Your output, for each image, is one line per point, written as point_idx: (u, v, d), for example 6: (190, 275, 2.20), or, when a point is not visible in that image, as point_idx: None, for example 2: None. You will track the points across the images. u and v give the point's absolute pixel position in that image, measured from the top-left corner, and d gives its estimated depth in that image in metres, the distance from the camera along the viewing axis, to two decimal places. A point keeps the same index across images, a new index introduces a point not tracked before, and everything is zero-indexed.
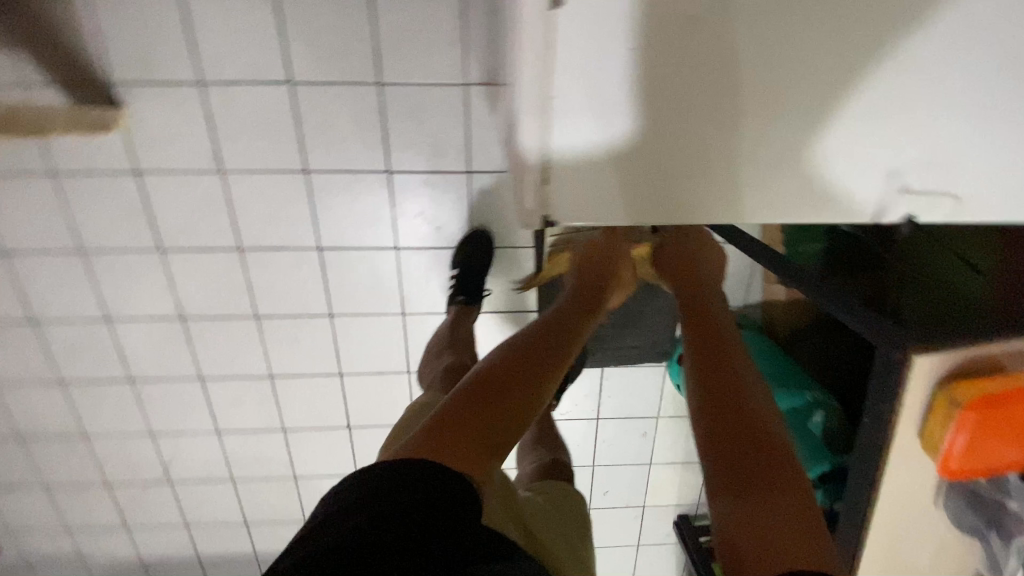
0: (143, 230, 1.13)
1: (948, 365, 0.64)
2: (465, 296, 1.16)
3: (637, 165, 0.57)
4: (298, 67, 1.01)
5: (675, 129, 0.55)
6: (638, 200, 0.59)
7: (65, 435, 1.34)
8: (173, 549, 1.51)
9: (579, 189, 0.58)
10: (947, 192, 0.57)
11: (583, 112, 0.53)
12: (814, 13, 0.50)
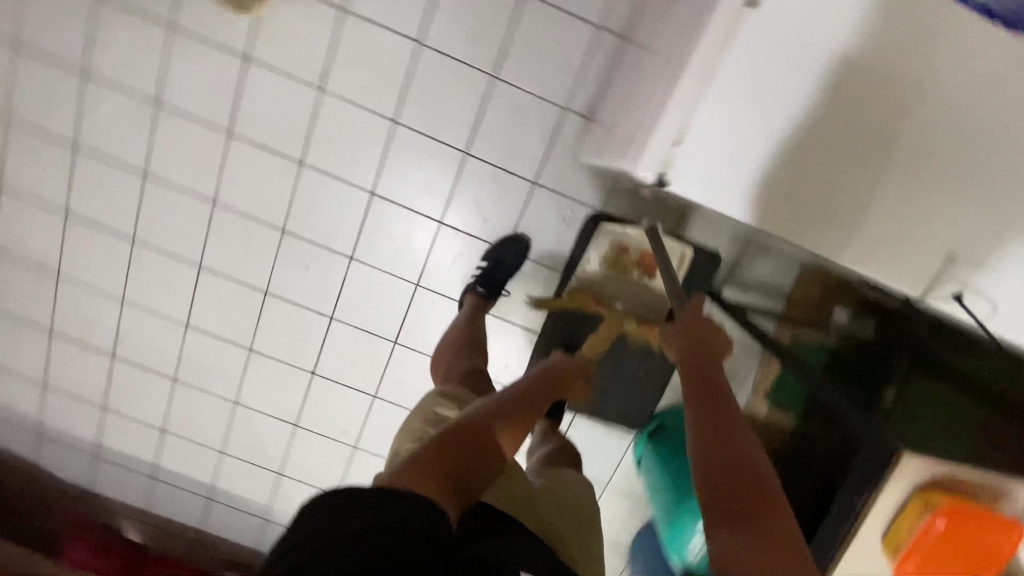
0: (222, 108, 1.17)
1: (926, 475, 0.79)
2: (483, 287, 1.21)
3: (773, 170, 0.70)
4: (432, 32, 1.09)
5: (820, 155, 0.68)
6: (758, 198, 0.71)
7: (37, 266, 1.30)
8: (78, 424, 1.43)
9: (710, 163, 0.69)
10: (986, 297, 0.74)
11: (739, 97, 0.66)
12: (968, 115, 0.66)
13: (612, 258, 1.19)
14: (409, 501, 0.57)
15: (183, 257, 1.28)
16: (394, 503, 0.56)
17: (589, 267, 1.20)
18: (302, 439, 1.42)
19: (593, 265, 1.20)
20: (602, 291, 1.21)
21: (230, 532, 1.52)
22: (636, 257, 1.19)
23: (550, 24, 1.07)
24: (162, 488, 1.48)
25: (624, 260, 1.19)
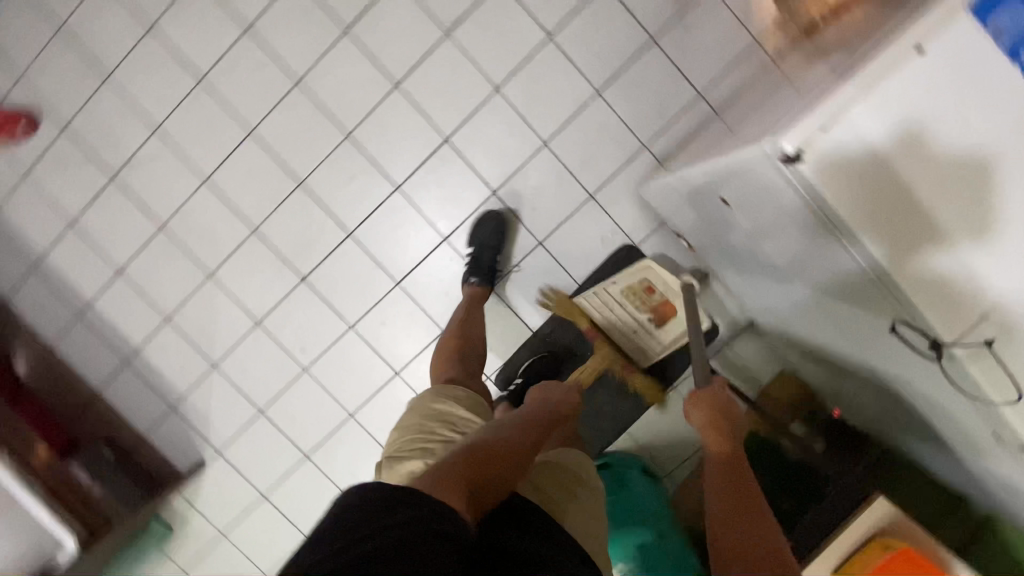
0: (351, 8, 1.23)
1: (893, 522, 0.97)
2: (478, 279, 1.25)
3: (887, 199, 0.63)
4: (565, 33, 1.20)
5: (941, 207, 0.62)
6: (861, 221, 0.64)
7: (93, 64, 1.27)
8: (39, 228, 1.33)
9: (836, 164, 0.63)
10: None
11: (891, 117, 0.61)
12: None
13: (640, 290, 1.25)
14: (430, 504, 0.57)
15: (239, 118, 1.27)
16: (415, 505, 0.56)
17: (615, 285, 1.25)
18: (257, 341, 1.35)
19: (620, 285, 1.25)
20: (612, 312, 1.26)
21: (127, 408, 1.38)
22: (660, 300, 1.24)
23: (663, 72, 1.21)
24: (83, 331, 1.36)
25: (648, 298, 1.25)
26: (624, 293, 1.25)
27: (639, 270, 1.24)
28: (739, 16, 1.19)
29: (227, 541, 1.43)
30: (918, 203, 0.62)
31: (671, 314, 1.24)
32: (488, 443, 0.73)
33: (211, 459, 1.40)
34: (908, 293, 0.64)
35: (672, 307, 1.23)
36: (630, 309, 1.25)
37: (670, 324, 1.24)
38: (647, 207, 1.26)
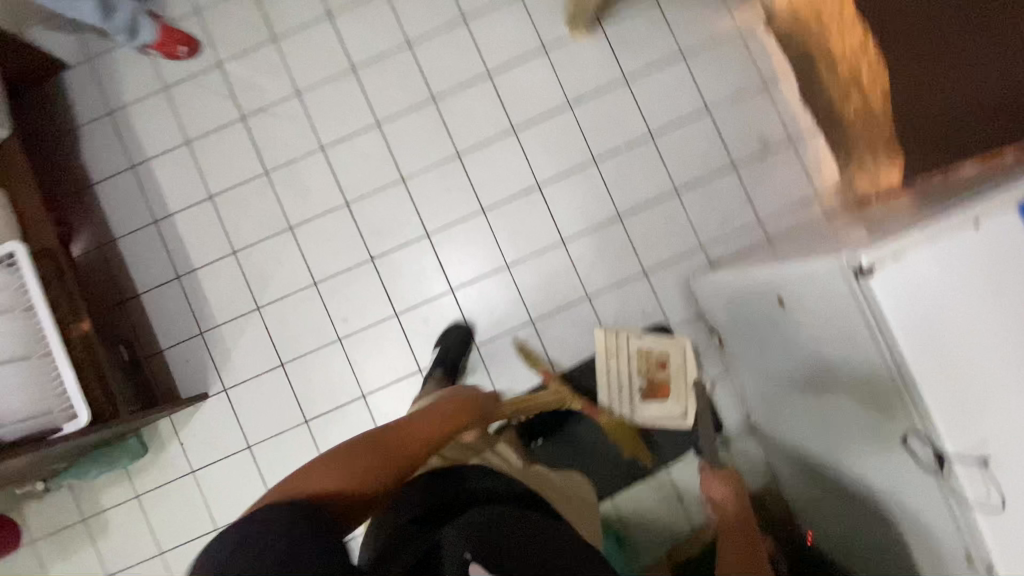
0: (499, 57, 1.43)
1: None
2: (443, 369, 1.35)
3: (940, 328, 0.68)
4: (666, 136, 1.40)
5: (985, 348, 0.68)
6: (911, 339, 0.69)
7: (268, 25, 1.45)
8: (160, 139, 1.46)
9: (904, 283, 0.69)
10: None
11: (962, 260, 0.68)
12: None
13: (657, 359, 1.38)
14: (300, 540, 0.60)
15: (372, 109, 1.44)
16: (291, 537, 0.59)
17: (640, 341, 1.38)
18: (306, 300, 1.43)
19: (644, 343, 1.38)
20: (621, 360, 1.38)
21: (156, 319, 1.42)
22: (663, 378, 1.38)
23: (735, 193, 1.39)
24: (150, 237, 1.43)
25: (658, 370, 1.38)
26: (643, 352, 1.38)
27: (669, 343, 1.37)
28: (808, 172, 1.41)
29: (192, 479, 1.41)
30: (968, 339, 0.68)
31: (662, 396, 1.37)
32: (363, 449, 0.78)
33: (213, 394, 1.42)
34: (935, 415, 0.70)
35: (670, 391, 1.37)
36: (637, 367, 1.38)
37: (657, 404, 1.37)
38: (691, 299, 1.38)
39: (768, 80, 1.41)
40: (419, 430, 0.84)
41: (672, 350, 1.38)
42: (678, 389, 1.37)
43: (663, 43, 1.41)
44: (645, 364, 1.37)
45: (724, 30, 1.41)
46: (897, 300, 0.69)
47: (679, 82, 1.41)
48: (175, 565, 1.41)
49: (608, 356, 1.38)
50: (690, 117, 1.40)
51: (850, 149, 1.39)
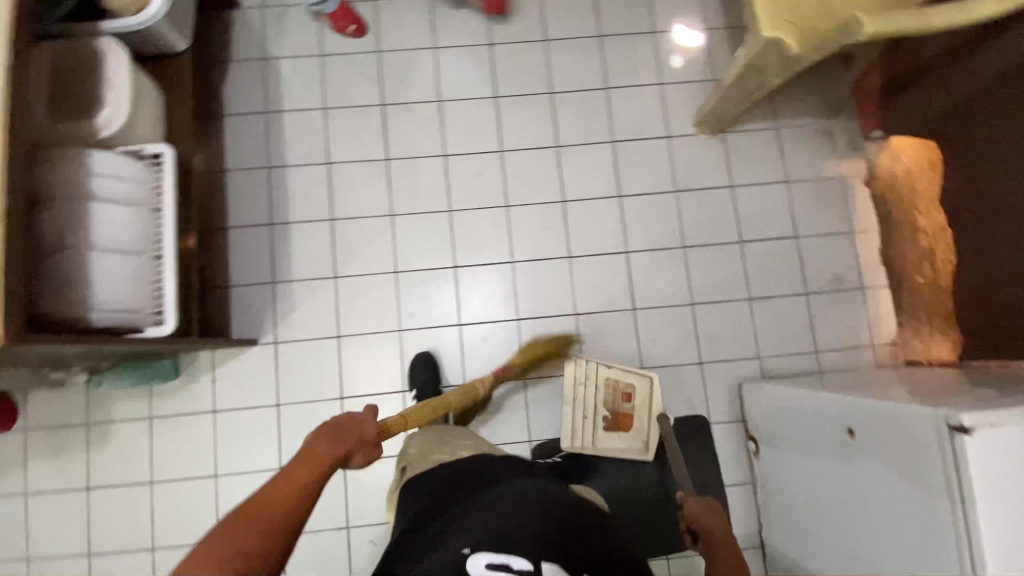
0: (627, 130, 1.55)
1: None
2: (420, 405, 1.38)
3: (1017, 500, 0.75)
4: (753, 247, 1.50)
5: None
6: (990, 501, 0.76)
7: (434, 34, 1.56)
8: (296, 93, 1.52)
9: (997, 449, 0.76)
10: None
11: None
12: None
13: (622, 391, 1.41)
14: None
15: (499, 137, 1.54)
16: None
17: (608, 371, 1.41)
18: (381, 284, 1.47)
19: (612, 374, 1.41)
20: (587, 389, 1.41)
21: (235, 255, 1.44)
22: (626, 411, 1.41)
23: (801, 318, 1.49)
24: (257, 178, 1.47)
25: (622, 402, 1.41)
26: (609, 382, 1.41)
27: (637, 376, 1.40)
28: (868, 321, 1.51)
29: (210, 419, 1.40)
30: None
31: (623, 428, 1.41)
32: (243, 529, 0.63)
33: (262, 343, 1.43)
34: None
35: (631, 424, 1.41)
36: (603, 397, 1.41)
37: (617, 435, 1.41)
38: (735, 401, 1.44)
39: (855, 229, 1.54)
40: (285, 479, 0.70)
41: (639, 384, 1.41)
42: (640, 423, 1.41)
43: (773, 167, 1.54)
44: (610, 394, 1.40)
45: (829, 174, 1.55)
46: (986, 462, 0.76)
47: (779, 205, 1.52)
48: (162, 497, 1.38)
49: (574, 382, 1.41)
50: (780, 238, 1.51)
51: (910, 314, 1.50)
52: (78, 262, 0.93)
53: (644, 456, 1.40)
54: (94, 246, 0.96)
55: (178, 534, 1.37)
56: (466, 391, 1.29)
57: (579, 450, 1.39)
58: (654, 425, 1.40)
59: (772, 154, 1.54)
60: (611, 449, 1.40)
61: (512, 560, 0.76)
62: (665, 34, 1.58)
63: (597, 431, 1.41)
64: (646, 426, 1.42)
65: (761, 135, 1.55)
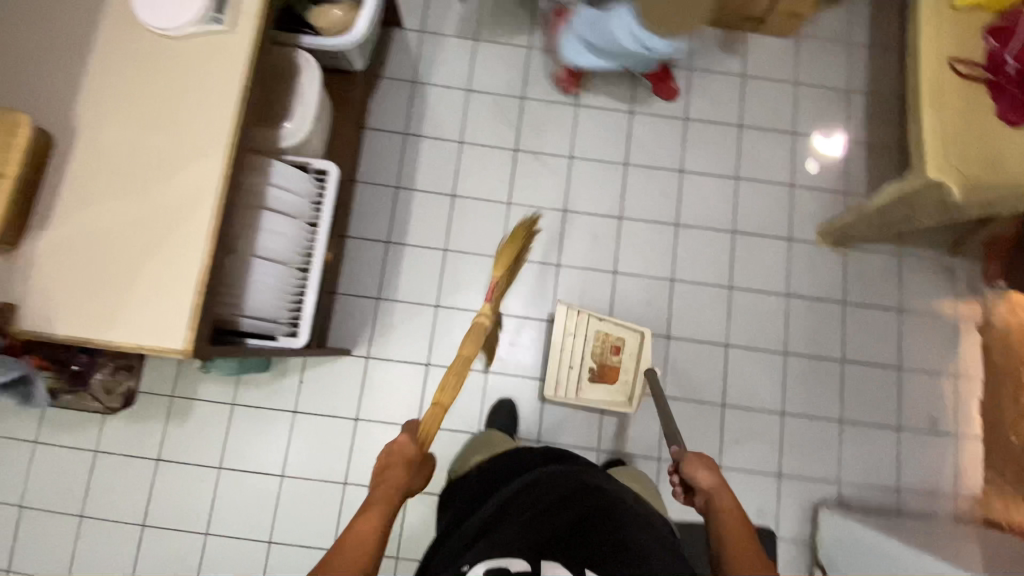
0: (749, 225, 1.54)
1: None
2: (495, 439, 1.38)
3: None
4: (854, 369, 1.48)
5: None
6: None
7: (579, 91, 1.59)
8: (437, 122, 1.55)
9: None
10: None
11: None
12: None
13: (610, 343, 1.44)
14: None
15: (621, 203, 1.55)
16: None
17: (600, 324, 1.44)
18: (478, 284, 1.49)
19: (604, 328, 1.44)
20: (578, 337, 1.43)
21: (348, 265, 1.48)
22: (614, 364, 1.44)
23: (888, 452, 1.45)
24: (384, 197, 1.52)
25: (609, 354, 1.44)
26: (600, 334, 1.44)
27: (627, 330, 1.43)
28: (955, 469, 1.47)
29: (288, 419, 1.41)
30: None
31: (608, 380, 1.44)
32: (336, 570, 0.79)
33: (354, 355, 1.44)
34: None
35: (617, 377, 1.44)
36: (591, 347, 1.44)
37: (600, 386, 1.43)
38: (807, 522, 1.41)
39: (958, 374, 1.50)
40: (358, 534, 0.83)
41: (629, 339, 1.44)
42: (626, 377, 1.44)
43: (887, 293, 1.52)
44: (598, 345, 1.43)
45: (942, 312, 1.52)
46: None
47: (887, 331, 1.50)
48: (227, 485, 1.39)
49: (566, 331, 1.44)
50: (883, 365, 1.49)
51: (1003, 473, 1.45)
52: (243, 266, 0.96)
53: (625, 408, 1.42)
54: (257, 253, 0.99)
55: (234, 525, 1.38)
56: (477, 334, 1.11)
57: (561, 397, 1.41)
58: (639, 380, 1.42)
59: (889, 280, 1.52)
60: (595, 398, 1.42)
61: (511, 563, 0.75)
62: (805, 138, 1.58)
63: (582, 381, 1.43)
64: (631, 382, 1.44)
65: (881, 258, 1.53)
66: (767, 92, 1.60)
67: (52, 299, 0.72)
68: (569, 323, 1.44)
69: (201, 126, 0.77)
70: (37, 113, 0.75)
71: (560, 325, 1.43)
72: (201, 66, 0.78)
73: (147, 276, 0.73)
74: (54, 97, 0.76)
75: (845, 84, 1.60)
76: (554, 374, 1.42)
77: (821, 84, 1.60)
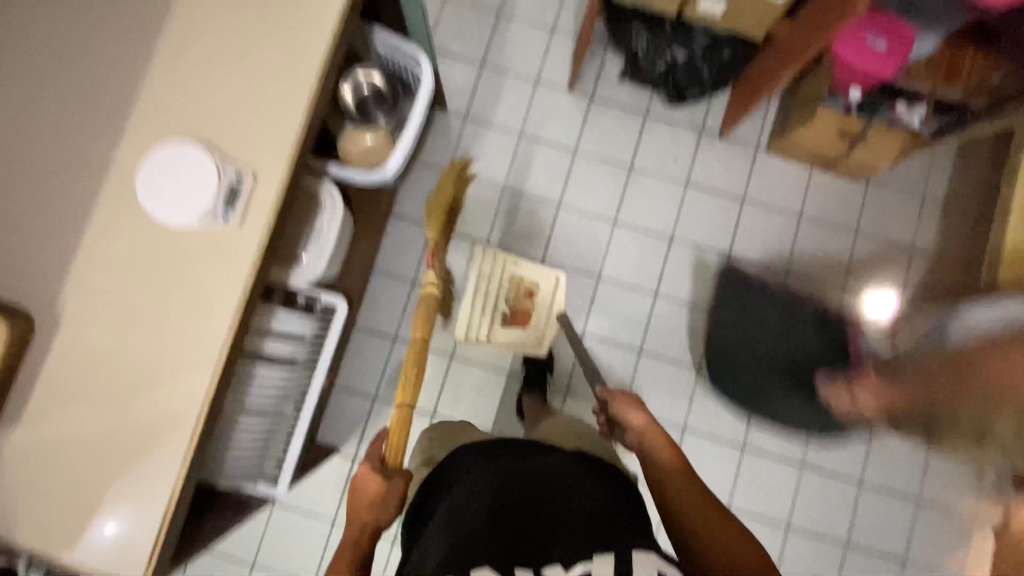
0: None
1: None
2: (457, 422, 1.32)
3: None
4: (853, 555, 1.41)
5: None
6: None
7: (619, 207, 1.49)
8: (465, 217, 1.48)
9: None
10: None
11: None
12: None
13: (524, 288, 1.43)
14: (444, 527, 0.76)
15: (643, 334, 1.46)
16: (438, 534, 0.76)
17: (516, 267, 1.42)
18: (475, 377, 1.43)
19: (518, 271, 1.43)
20: (494, 279, 1.41)
21: (349, 357, 1.43)
22: (528, 308, 1.43)
23: None
24: (399, 289, 1.46)
25: (523, 298, 1.43)
26: (514, 279, 1.42)
27: (542, 275, 1.43)
28: None
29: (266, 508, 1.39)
30: None
31: (522, 325, 1.42)
32: None
33: (342, 453, 1.40)
34: None
35: (530, 321, 1.43)
36: (506, 291, 1.42)
37: (515, 330, 1.42)
38: None
39: None
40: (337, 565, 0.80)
41: (544, 285, 1.44)
42: (538, 322, 1.43)
43: (907, 479, 1.43)
44: (513, 289, 1.42)
45: (963, 509, 1.42)
46: None
47: (898, 520, 1.42)
48: (198, 564, 1.38)
49: (480, 274, 1.42)
50: (886, 555, 1.41)
51: None
52: (228, 430, 0.92)
53: (539, 352, 1.42)
54: (245, 412, 0.94)
55: None
56: (429, 304, 1.10)
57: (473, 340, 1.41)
58: (552, 321, 1.43)
59: (913, 466, 1.43)
60: (506, 339, 1.41)
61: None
62: (854, 297, 1.46)
63: (495, 324, 1.42)
64: (544, 326, 1.44)
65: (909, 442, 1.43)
66: (822, 238, 1.48)
67: (18, 497, 0.68)
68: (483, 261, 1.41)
69: (182, 313, 0.71)
70: (14, 285, 0.70)
71: (476, 266, 1.41)
72: (199, 257, 0.71)
73: (116, 487, 0.69)
74: (37, 269, 0.70)
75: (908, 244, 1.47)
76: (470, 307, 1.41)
77: (883, 238, 1.48)
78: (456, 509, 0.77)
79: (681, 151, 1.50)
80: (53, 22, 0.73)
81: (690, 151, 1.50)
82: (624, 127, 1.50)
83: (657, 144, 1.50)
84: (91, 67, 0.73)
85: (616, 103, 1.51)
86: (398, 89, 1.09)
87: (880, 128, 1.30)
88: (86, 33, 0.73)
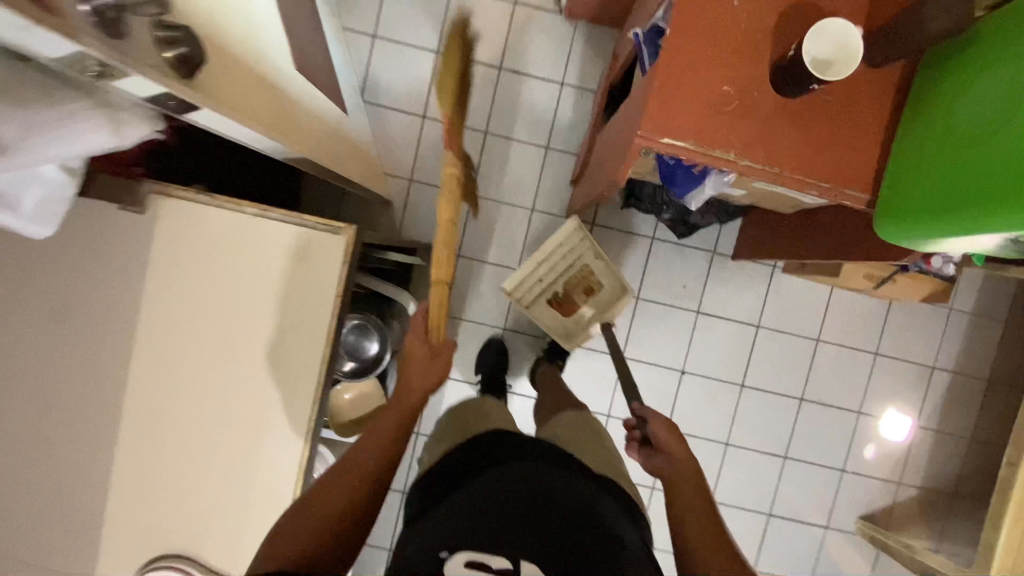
0: (788, 510, 1.43)
1: None
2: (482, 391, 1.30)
3: None
4: None
5: None
6: None
7: (627, 340, 1.41)
8: (464, 362, 1.42)
9: None
10: None
11: None
12: None
13: (586, 281, 1.29)
14: (482, 501, 0.68)
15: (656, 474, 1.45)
16: (478, 510, 0.67)
17: (593, 261, 1.27)
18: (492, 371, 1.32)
19: (594, 265, 1.27)
20: (566, 258, 1.27)
21: None
22: (578, 301, 1.30)
23: None
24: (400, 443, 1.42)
25: (580, 291, 1.29)
26: (586, 270, 1.28)
27: (615, 281, 1.27)
28: None
29: None
30: None
31: (565, 312, 1.29)
32: (310, 522, 0.63)
33: None
34: None
35: (575, 313, 1.30)
36: (571, 274, 1.29)
37: (555, 307, 1.29)
38: None
39: None
40: (375, 439, 0.70)
41: (609, 289, 1.28)
42: (582, 316, 1.30)
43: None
44: (583, 276, 1.29)
45: None
46: None
47: None
48: None
49: (561, 244, 1.25)
50: None
51: None
52: None
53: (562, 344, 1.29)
54: None
55: None
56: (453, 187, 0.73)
57: (513, 299, 1.26)
58: (593, 327, 1.29)
59: None
60: (544, 319, 1.28)
61: (492, 559, 0.65)
62: (870, 420, 1.43)
63: (543, 295, 1.29)
64: (585, 325, 1.30)
65: None
66: (839, 361, 1.42)
67: None
68: (575, 236, 1.25)
69: None
70: None
71: (563, 235, 1.24)
72: None
73: None
74: None
75: (930, 361, 1.41)
76: (542, 257, 1.25)
77: (903, 355, 1.41)
78: (546, 463, 0.73)
79: (692, 277, 1.39)
80: (18, 437, 0.68)
81: (701, 276, 1.39)
82: (629, 253, 1.38)
83: (665, 270, 1.39)
84: (66, 481, 0.69)
85: (618, 227, 1.38)
86: (370, 308, 1.02)
87: (912, 276, 1.19)
88: (54, 445, 0.69)
